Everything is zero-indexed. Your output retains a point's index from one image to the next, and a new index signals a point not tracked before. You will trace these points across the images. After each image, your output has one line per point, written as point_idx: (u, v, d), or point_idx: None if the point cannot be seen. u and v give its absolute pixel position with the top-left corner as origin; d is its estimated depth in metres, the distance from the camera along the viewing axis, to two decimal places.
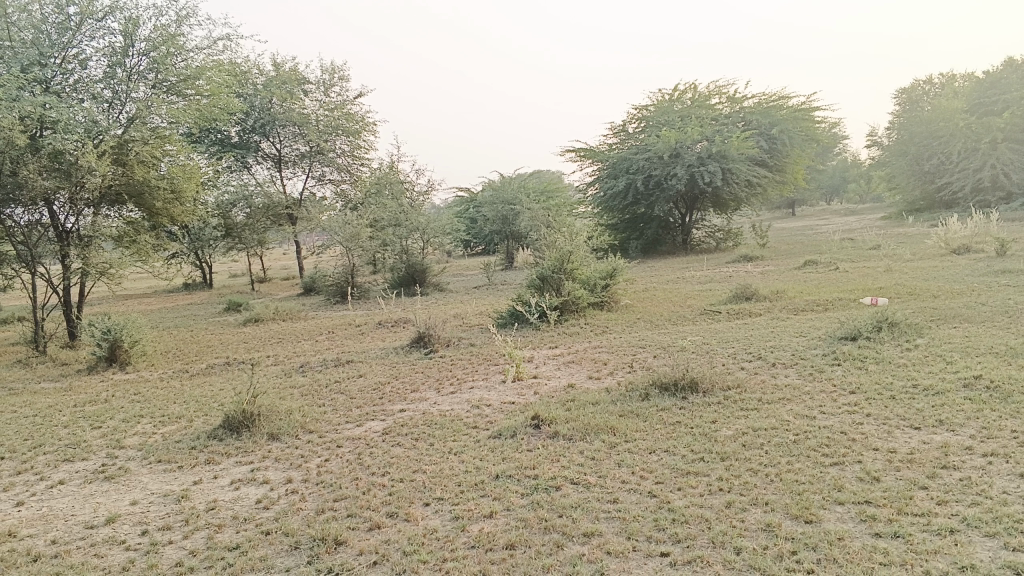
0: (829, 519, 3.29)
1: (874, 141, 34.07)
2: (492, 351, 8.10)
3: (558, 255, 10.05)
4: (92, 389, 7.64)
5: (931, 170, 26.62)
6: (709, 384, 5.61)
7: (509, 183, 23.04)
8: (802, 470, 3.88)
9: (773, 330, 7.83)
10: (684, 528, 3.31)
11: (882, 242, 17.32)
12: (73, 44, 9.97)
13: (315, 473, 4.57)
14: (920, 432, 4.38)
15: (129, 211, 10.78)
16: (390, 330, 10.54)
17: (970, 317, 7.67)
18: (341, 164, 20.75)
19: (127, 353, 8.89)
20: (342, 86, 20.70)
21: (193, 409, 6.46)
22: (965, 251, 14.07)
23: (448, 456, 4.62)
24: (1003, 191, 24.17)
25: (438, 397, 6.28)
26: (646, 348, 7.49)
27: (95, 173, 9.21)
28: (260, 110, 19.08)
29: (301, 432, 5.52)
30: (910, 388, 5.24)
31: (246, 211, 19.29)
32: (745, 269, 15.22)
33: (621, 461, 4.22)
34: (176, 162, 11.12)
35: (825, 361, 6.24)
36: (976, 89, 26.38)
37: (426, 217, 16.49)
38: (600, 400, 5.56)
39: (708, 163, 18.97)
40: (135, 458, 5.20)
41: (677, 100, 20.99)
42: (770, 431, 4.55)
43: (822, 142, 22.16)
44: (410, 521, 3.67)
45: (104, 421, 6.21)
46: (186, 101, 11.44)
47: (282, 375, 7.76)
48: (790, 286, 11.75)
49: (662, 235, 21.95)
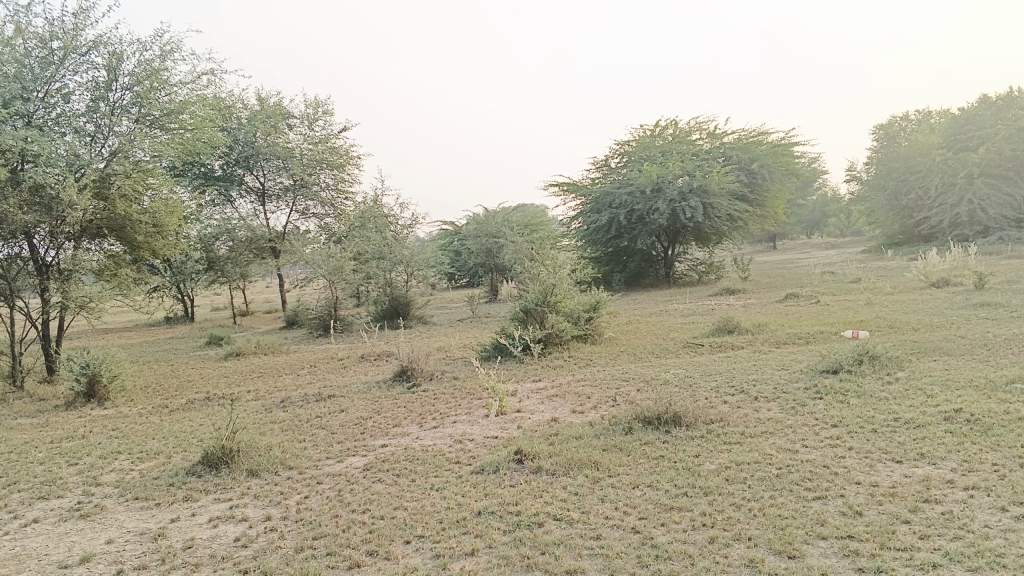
0: (813, 554, 3.28)
1: (853, 176, 34.58)
2: (475, 385, 8.07)
3: (542, 288, 10.07)
4: (69, 425, 7.53)
5: (909, 205, 27.02)
6: (693, 418, 5.61)
7: (493, 216, 23.15)
8: (785, 504, 3.87)
9: (755, 363, 7.86)
10: (667, 564, 3.28)
11: (863, 275, 17.51)
12: (56, 78, 9.99)
13: (294, 510, 4.51)
14: (902, 465, 4.39)
15: (110, 245, 10.76)
16: (372, 364, 10.49)
17: (949, 350, 7.73)
18: (325, 197, 20.79)
19: (106, 388, 8.79)
20: (326, 120, 20.83)
21: (172, 445, 6.37)
22: (944, 285, 14.23)
23: (430, 492, 4.59)
24: (980, 225, 24.52)
25: (420, 432, 6.24)
26: (629, 381, 7.49)
27: (76, 207, 9.15)
28: (244, 144, 19.13)
29: (280, 468, 5.47)
30: (892, 421, 5.26)
31: (229, 244, 19.25)
32: (728, 302, 15.33)
33: (604, 497, 4.19)
34: (159, 196, 11.10)
35: (808, 395, 6.26)
36: (951, 125, 26.88)
37: (410, 250, 16.50)
38: (583, 434, 5.54)
39: (690, 197, 19.15)
40: (111, 495, 5.11)
41: (659, 136, 21.28)
42: (753, 465, 4.55)
43: (802, 176, 22.47)
44: (391, 559, 3.62)
45: (81, 458, 6.12)
46: (170, 135, 11.47)
47: (263, 410, 7.70)
48: (771, 319, 11.82)
49: (646, 268, 22.09)
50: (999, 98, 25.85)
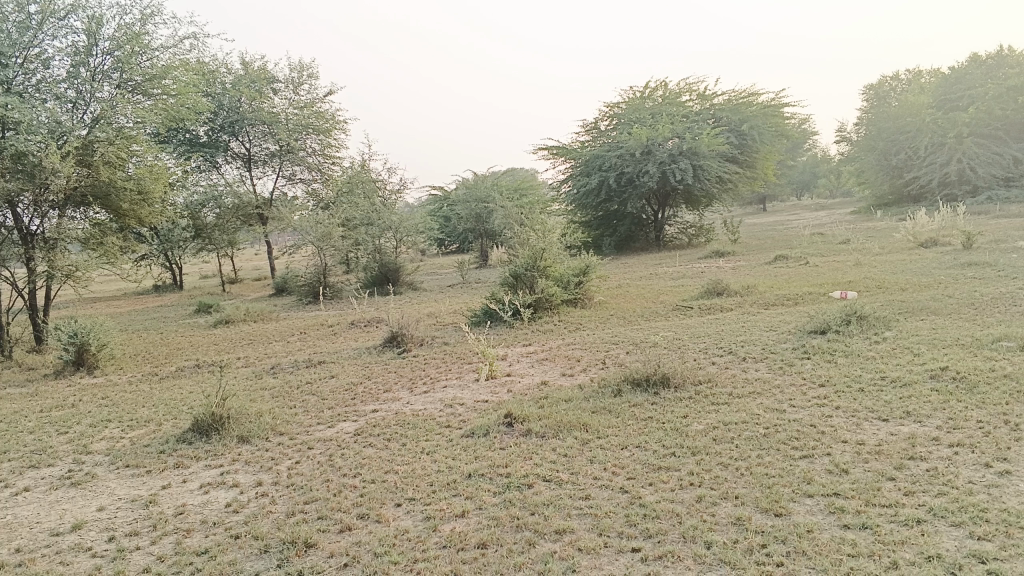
0: (799, 511, 3.31)
1: (843, 137, 34.53)
2: (465, 350, 8.07)
3: (531, 252, 10.04)
4: (58, 394, 7.52)
5: (898, 165, 27.03)
6: (681, 379, 5.63)
7: (482, 180, 23.03)
8: (772, 463, 3.90)
9: (744, 325, 7.90)
10: (656, 523, 3.31)
11: (852, 236, 17.56)
12: (35, 43, 9.82)
13: (285, 476, 4.52)
14: (888, 423, 4.43)
15: (96, 213, 10.65)
16: (362, 330, 10.49)
17: (936, 309, 7.77)
18: (312, 163, 20.61)
19: (95, 357, 8.77)
20: (311, 84, 20.59)
21: (162, 413, 6.37)
22: (932, 245, 14.30)
23: (421, 456, 4.60)
24: (969, 185, 24.55)
25: (411, 397, 6.25)
26: (619, 344, 7.52)
27: (60, 174, 9.05)
28: (228, 109, 18.91)
29: (271, 434, 5.47)
30: (878, 380, 5.30)
31: (216, 211, 19.06)
32: (717, 265, 15.36)
33: (593, 458, 4.22)
34: (144, 162, 10.98)
35: (796, 355, 6.29)
36: (941, 85, 26.79)
37: (399, 216, 16.42)
38: (573, 397, 5.56)
39: (680, 160, 19.09)
40: (101, 463, 5.11)
41: (649, 98, 21.15)
42: (741, 425, 4.58)
43: (792, 138, 22.40)
44: (382, 522, 3.64)
45: (71, 426, 6.11)
46: (152, 100, 11.30)
47: (253, 377, 7.69)
48: (760, 280, 11.86)
49: (635, 232, 22.08)
50: (990, 57, 25.73)
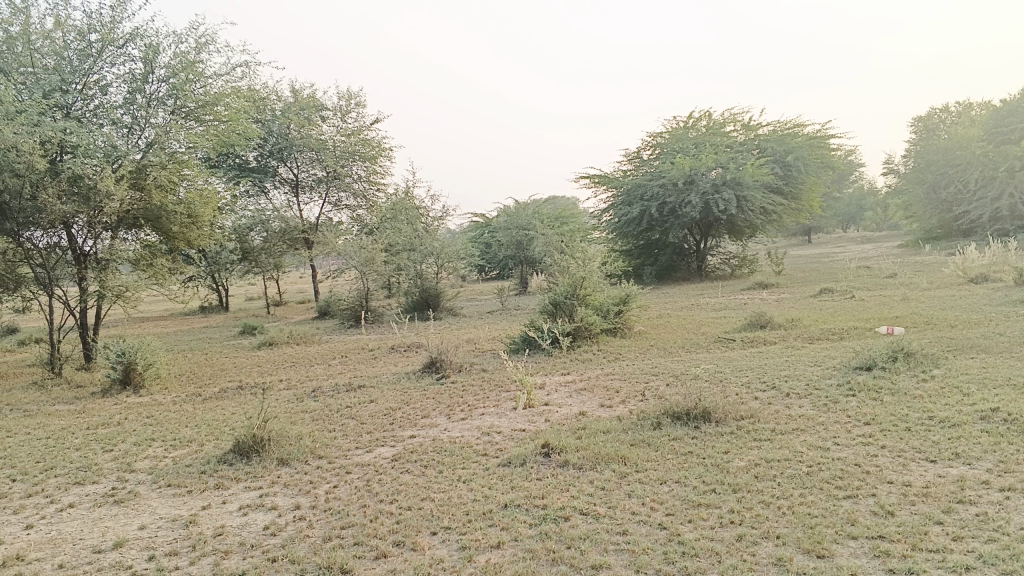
0: (842, 554, 3.23)
1: (891, 169, 34.06)
2: (504, 377, 8.07)
3: (572, 281, 10.03)
4: (105, 411, 7.68)
5: (948, 198, 26.53)
6: (722, 414, 5.56)
7: (524, 208, 23.13)
8: (814, 503, 3.82)
9: (787, 359, 7.77)
10: (694, 561, 3.26)
11: (900, 271, 17.22)
12: (94, 70, 10.17)
13: (323, 500, 4.55)
14: (936, 465, 4.31)
15: (147, 235, 10.93)
16: (402, 355, 10.55)
17: (987, 347, 7.57)
18: (357, 189, 20.92)
19: (141, 376, 8.95)
20: (358, 112, 20.97)
21: (204, 433, 6.46)
22: (983, 280, 13.97)
23: (457, 484, 4.60)
24: (1021, 219, 23.96)
25: (449, 424, 6.26)
26: (659, 376, 7.45)
27: (114, 197, 9.32)
28: (277, 136, 19.34)
29: (310, 457, 5.52)
30: (926, 419, 5.17)
31: (262, 235, 19.43)
32: (760, 296, 15.19)
33: (631, 492, 4.17)
34: (195, 186, 11.24)
35: (840, 392, 6.17)
36: (993, 117, 26.33)
37: (441, 242, 16.55)
38: (611, 429, 5.52)
39: (723, 190, 18.97)
40: (144, 482, 5.20)
41: (692, 128, 21.12)
42: (783, 463, 4.50)
43: (838, 169, 22.14)
44: (417, 550, 3.64)
45: (116, 444, 6.23)
46: (204, 126, 11.61)
47: (294, 400, 7.77)
48: (804, 314, 11.69)
49: (677, 262, 21.93)
50: None
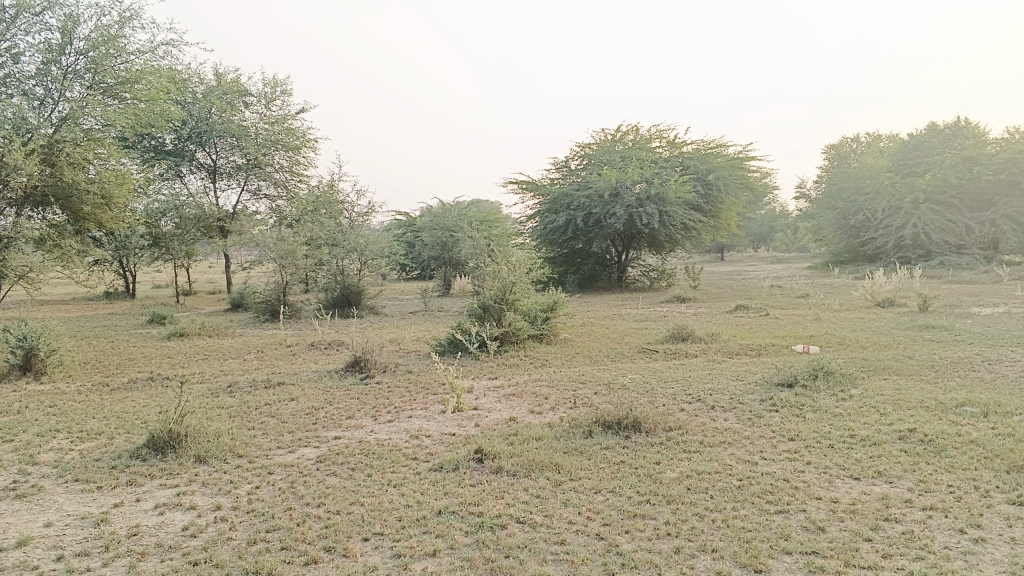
0: (779, 569, 3.27)
1: (803, 193, 35.39)
2: (430, 380, 7.95)
3: (501, 285, 9.99)
4: (2, 398, 7.21)
5: (856, 225, 27.66)
6: (652, 424, 5.59)
7: (449, 210, 23.00)
8: (748, 517, 3.86)
9: (711, 373, 7.91)
10: (634, 573, 3.24)
11: (812, 292, 17.80)
12: (6, 36, 9.63)
13: (245, 500, 4.36)
14: (860, 482, 4.44)
15: (54, 214, 10.37)
16: (322, 352, 10.29)
17: (898, 370, 7.87)
18: (278, 179, 20.40)
19: (43, 362, 8.45)
20: (283, 100, 20.49)
21: (113, 426, 6.13)
22: (889, 305, 14.59)
23: (387, 488, 4.48)
24: (922, 249, 25.15)
25: (375, 425, 6.11)
26: (587, 384, 7.46)
27: (21, 172, 8.81)
28: (197, 119, 18.71)
29: (230, 456, 5.29)
30: (848, 437, 5.32)
31: (175, 221, 18.69)
32: (679, 310, 15.48)
33: (567, 500, 4.14)
34: (108, 166, 10.72)
35: (764, 407, 6.30)
36: (900, 149, 27.64)
37: (365, 238, 16.28)
38: (543, 436, 5.48)
39: (647, 204, 19.28)
40: (49, 475, 4.88)
41: (619, 141, 21.41)
42: (714, 475, 4.55)
43: (756, 190, 22.80)
44: (349, 557, 3.51)
45: (17, 434, 5.84)
46: (123, 104, 11.09)
47: (210, 394, 7.48)
48: (724, 329, 11.96)
49: (599, 271, 22.18)
50: (946, 127, 26.74)
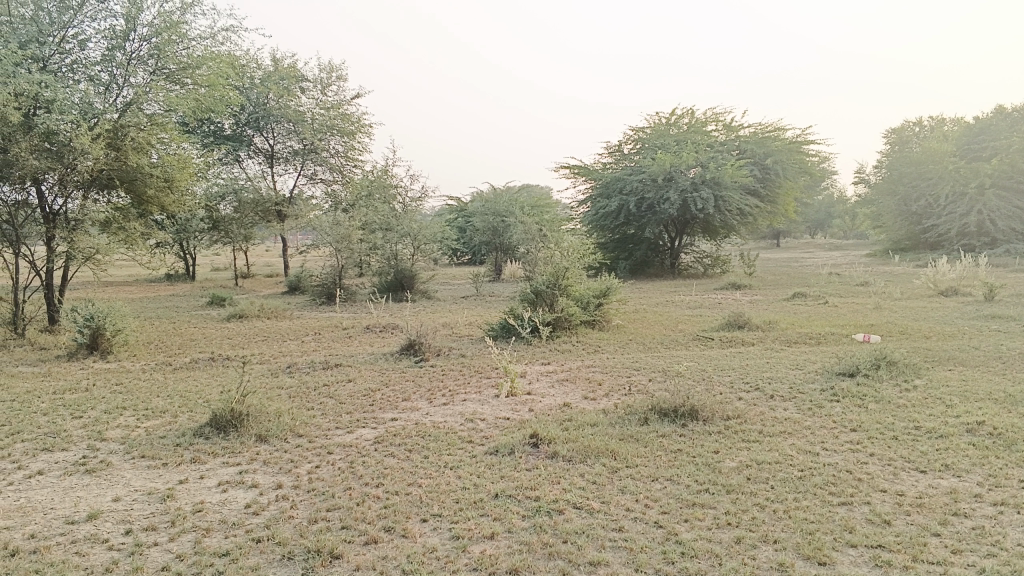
0: (843, 561, 3.20)
1: (862, 178, 34.53)
2: (484, 364, 7.97)
3: (554, 271, 9.96)
4: (71, 376, 7.46)
5: (918, 211, 26.89)
6: (710, 413, 5.52)
7: (501, 195, 23.00)
8: (810, 508, 3.79)
9: (768, 361, 7.78)
10: (694, 562, 3.21)
11: (871, 280, 17.38)
12: (74, 23, 9.87)
13: (305, 480, 4.43)
14: (926, 475, 4.32)
15: (119, 197, 10.64)
16: (377, 336, 10.40)
17: (964, 360, 7.64)
18: (333, 164, 20.63)
19: (109, 342, 8.70)
20: (338, 86, 20.67)
21: (177, 404, 6.29)
22: (953, 294, 14.16)
23: (444, 470, 4.51)
24: (988, 237, 24.33)
25: (430, 408, 6.16)
26: (642, 371, 7.39)
27: (88, 156, 9.06)
28: (255, 105, 19.01)
29: (290, 435, 5.39)
30: (913, 429, 5.18)
31: (234, 205, 19.04)
32: (734, 297, 15.25)
33: (624, 487, 4.11)
34: (171, 151, 10.95)
35: (824, 396, 6.18)
36: (966, 134, 26.78)
37: (418, 223, 16.35)
38: (598, 422, 5.45)
39: (702, 189, 19.01)
40: (117, 451, 5.03)
41: (674, 125, 21.12)
42: (774, 465, 4.47)
43: (815, 175, 22.30)
44: (408, 537, 3.54)
45: (86, 411, 6.03)
46: (184, 89, 11.31)
47: (269, 375, 7.62)
48: (780, 316, 11.75)
49: (651, 258, 21.97)
50: (1015, 110, 25.80)
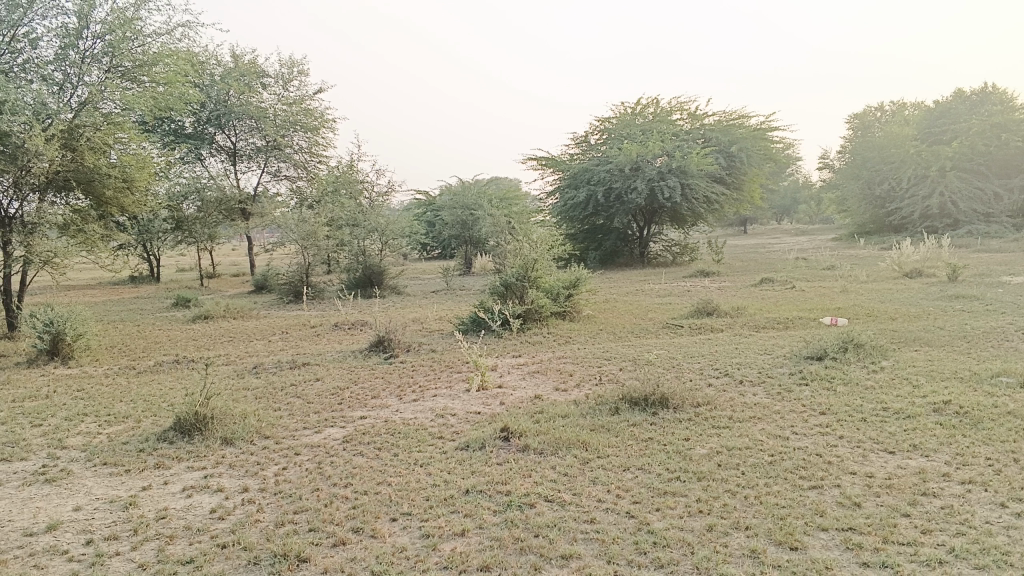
0: (815, 546, 3.20)
1: (826, 163, 34.90)
2: (454, 358, 7.91)
3: (523, 262, 9.91)
4: (31, 383, 7.28)
5: (882, 195, 27.23)
6: (680, 401, 5.51)
7: (469, 188, 22.90)
8: (781, 493, 3.79)
9: (738, 347, 7.81)
10: (666, 552, 3.19)
11: (838, 263, 17.56)
12: (24, 22, 9.61)
13: (272, 482, 4.34)
14: (895, 456, 4.34)
15: (77, 199, 10.40)
16: (346, 333, 10.29)
17: (930, 341, 7.72)
18: (298, 160, 20.39)
19: (70, 347, 8.51)
20: (301, 81, 20.42)
21: (141, 409, 6.15)
22: (917, 275, 14.36)
23: (414, 467, 4.45)
24: (950, 218, 24.70)
25: (400, 405, 6.09)
26: (612, 360, 7.38)
27: (43, 158, 8.83)
28: (216, 102, 18.71)
29: (257, 437, 5.29)
30: (881, 411, 5.21)
31: (197, 204, 18.75)
32: (703, 284, 15.34)
33: (596, 479, 4.08)
34: (129, 150, 10.72)
35: (794, 380, 6.20)
36: (926, 117, 27.14)
37: (386, 218, 16.21)
38: (569, 414, 5.42)
39: (669, 177, 19.07)
40: (78, 459, 4.90)
41: (640, 114, 21.16)
42: (745, 451, 4.47)
43: (780, 161, 22.48)
44: (377, 537, 3.48)
45: (45, 419, 5.88)
46: (141, 87, 11.06)
47: (235, 376, 7.50)
48: (749, 302, 11.82)
49: (620, 247, 22.01)
50: (973, 93, 26.18)
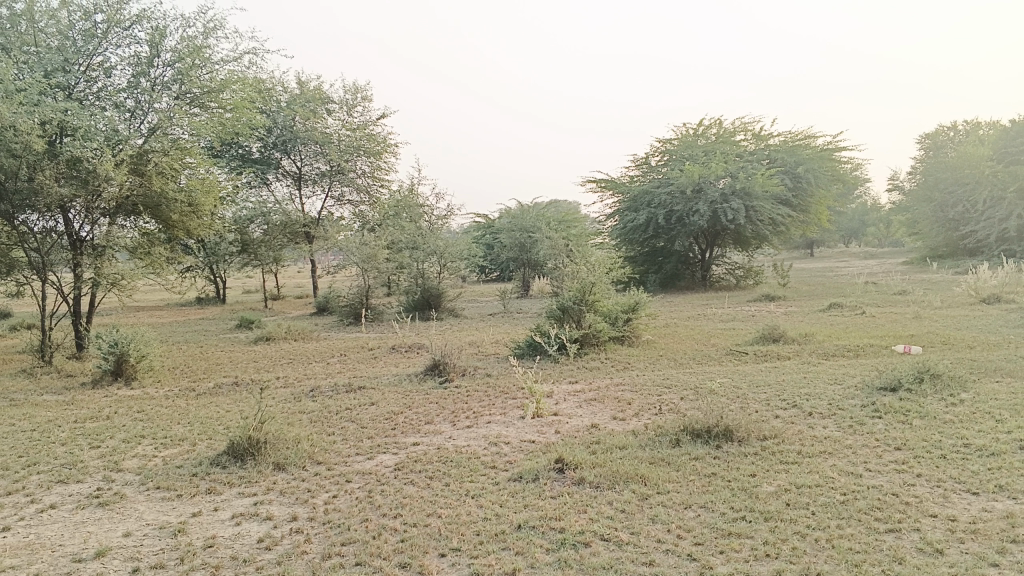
0: None
1: (896, 184, 33.92)
2: (510, 384, 7.77)
3: (580, 286, 9.75)
4: (93, 404, 7.38)
5: (956, 217, 26.26)
6: (745, 433, 5.26)
7: (528, 211, 22.85)
8: (855, 536, 3.54)
9: (806, 376, 7.49)
10: None
11: (910, 288, 16.92)
12: (99, 51, 9.94)
13: (322, 511, 4.25)
14: (979, 498, 4.03)
15: (145, 223, 10.61)
16: (403, 356, 10.26)
17: (1013, 371, 7.29)
18: (360, 184, 20.65)
19: (134, 368, 8.64)
20: (363, 107, 20.71)
21: (197, 432, 6.16)
22: (996, 301, 13.69)
23: (465, 499, 4.31)
24: None
25: (454, 431, 5.97)
26: (673, 389, 7.14)
27: (113, 182, 9.02)
28: (282, 127, 19.08)
29: (308, 463, 5.23)
30: (962, 447, 4.88)
31: (263, 228, 19.10)
32: (768, 309, 14.92)
33: (654, 517, 3.88)
34: (196, 175, 10.90)
35: (866, 413, 5.89)
36: (1003, 137, 26.13)
37: (445, 240, 16.21)
38: (627, 445, 5.23)
39: (732, 199, 18.68)
40: (132, 483, 4.90)
41: (702, 135, 20.84)
42: (815, 490, 4.21)
43: (848, 183, 21.87)
44: (425, 574, 3.35)
45: (104, 440, 5.93)
46: (208, 114, 11.30)
47: (291, 399, 7.49)
48: (817, 328, 11.42)
49: (681, 270, 21.66)
50: None
